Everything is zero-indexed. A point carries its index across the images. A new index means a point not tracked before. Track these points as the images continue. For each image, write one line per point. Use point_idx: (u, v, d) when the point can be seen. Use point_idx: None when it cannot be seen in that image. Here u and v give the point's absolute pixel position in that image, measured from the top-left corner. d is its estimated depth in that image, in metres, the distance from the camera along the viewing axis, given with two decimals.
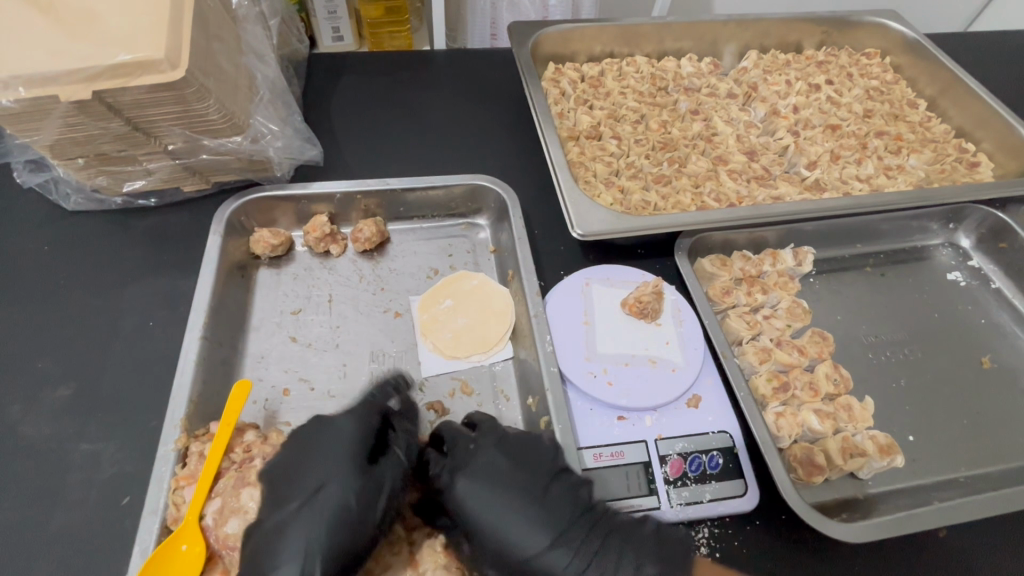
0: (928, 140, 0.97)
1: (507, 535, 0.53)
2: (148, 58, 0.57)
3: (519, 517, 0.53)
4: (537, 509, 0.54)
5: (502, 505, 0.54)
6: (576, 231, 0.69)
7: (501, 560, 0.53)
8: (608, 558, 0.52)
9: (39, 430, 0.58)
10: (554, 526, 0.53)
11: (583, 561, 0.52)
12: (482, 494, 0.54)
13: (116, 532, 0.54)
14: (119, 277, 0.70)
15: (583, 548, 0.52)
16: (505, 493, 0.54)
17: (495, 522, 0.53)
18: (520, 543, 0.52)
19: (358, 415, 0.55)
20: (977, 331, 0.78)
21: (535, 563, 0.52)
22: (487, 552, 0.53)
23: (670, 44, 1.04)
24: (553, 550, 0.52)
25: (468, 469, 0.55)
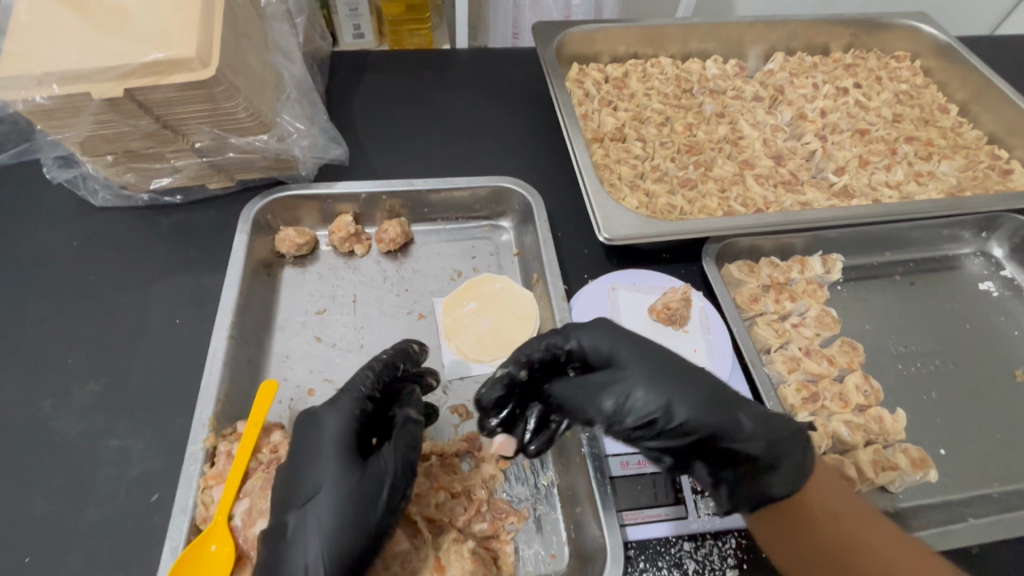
0: (959, 146, 0.95)
1: (663, 375, 0.51)
2: (179, 57, 0.57)
3: (664, 363, 0.52)
4: (677, 362, 0.53)
5: (646, 353, 0.53)
6: (603, 234, 0.69)
7: (654, 397, 0.50)
8: (751, 417, 0.50)
9: (68, 426, 0.59)
10: (696, 376, 0.52)
11: (727, 410, 0.50)
12: (629, 341, 0.54)
13: (145, 529, 0.54)
14: (146, 273, 0.71)
15: (725, 400, 0.51)
16: (641, 341, 0.55)
17: (641, 364, 0.52)
18: (666, 385, 0.51)
19: (345, 408, 0.52)
20: (1010, 343, 0.76)
21: (680, 407, 0.50)
22: (629, 392, 0.50)
23: (695, 45, 1.03)
24: (698, 394, 0.50)
25: (604, 326, 0.55)
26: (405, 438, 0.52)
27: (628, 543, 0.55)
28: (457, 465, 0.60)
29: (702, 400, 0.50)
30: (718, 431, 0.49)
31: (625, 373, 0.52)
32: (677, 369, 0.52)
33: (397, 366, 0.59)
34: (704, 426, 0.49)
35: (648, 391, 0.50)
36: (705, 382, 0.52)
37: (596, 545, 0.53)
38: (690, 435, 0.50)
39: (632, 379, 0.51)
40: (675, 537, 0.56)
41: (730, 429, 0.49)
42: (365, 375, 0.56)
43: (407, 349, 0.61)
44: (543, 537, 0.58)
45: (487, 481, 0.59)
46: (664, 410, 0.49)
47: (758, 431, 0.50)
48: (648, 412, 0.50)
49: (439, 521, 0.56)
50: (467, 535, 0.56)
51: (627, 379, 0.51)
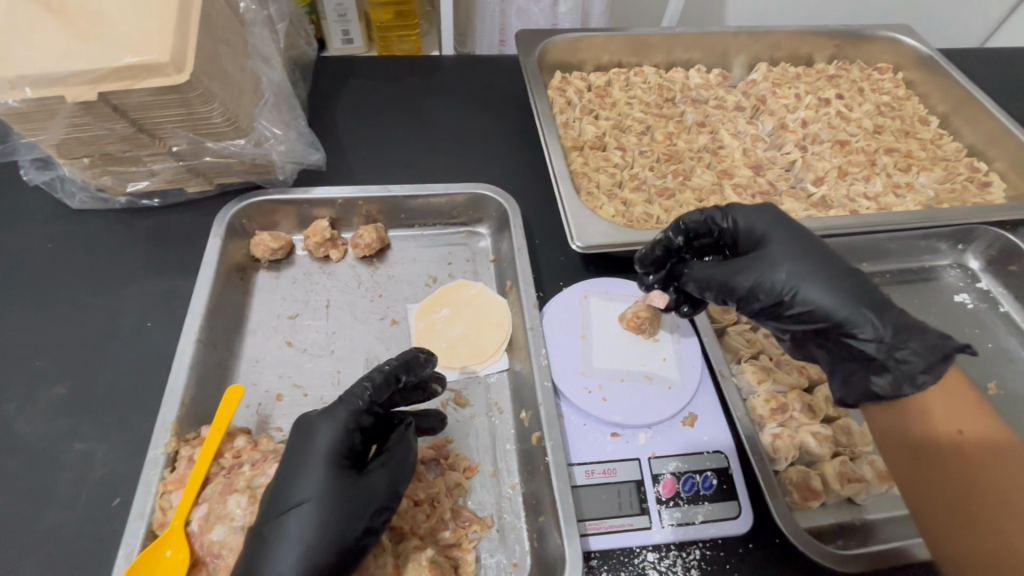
0: (939, 158, 0.95)
1: (813, 268, 0.56)
2: (152, 61, 0.57)
3: (811, 250, 0.57)
4: (826, 252, 0.57)
5: (797, 241, 0.58)
6: (575, 242, 0.69)
7: (792, 285, 0.55)
8: (877, 311, 0.53)
9: (34, 428, 0.59)
10: (835, 271, 0.55)
11: (850, 300, 0.53)
12: (788, 231, 0.59)
13: (104, 533, 0.54)
14: (120, 276, 0.71)
15: (857, 288, 0.54)
16: (804, 234, 0.58)
17: (787, 250, 0.57)
18: (810, 276, 0.55)
19: (341, 423, 0.52)
20: (983, 356, 0.76)
21: (807, 291, 0.55)
22: (767, 270, 0.56)
23: (679, 54, 1.03)
24: (832, 283, 0.54)
25: (769, 214, 0.61)
26: (397, 460, 0.53)
27: (590, 553, 0.55)
28: (422, 472, 0.60)
29: (837, 295, 0.54)
30: (838, 315, 0.53)
31: (771, 255, 0.57)
32: (824, 259, 0.56)
33: (398, 378, 0.56)
34: (826, 308, 0.54)
35: (788, 277, 0.55)
36: (850, 282, 0.54)
37: (557, 554, 0.53)
38: (812, 314, 0.54)
39: (775, 268, 0.56)
40: (637, 548, 0.56)
41: (847, 312, 0.53)
42: (365, 385, 0.54)
43: (411, 359, 0.58)
44: (506, 546, 0.58)
45: (451, 489, 0.59)
46: (794, 292, 0.55)
47: (872, 317, 0.52)
48: (780, 291, 0.55)
49: (400, 529, 0.56)
50: (429, 543, 0.56)
51: (769, 262, 0.57)
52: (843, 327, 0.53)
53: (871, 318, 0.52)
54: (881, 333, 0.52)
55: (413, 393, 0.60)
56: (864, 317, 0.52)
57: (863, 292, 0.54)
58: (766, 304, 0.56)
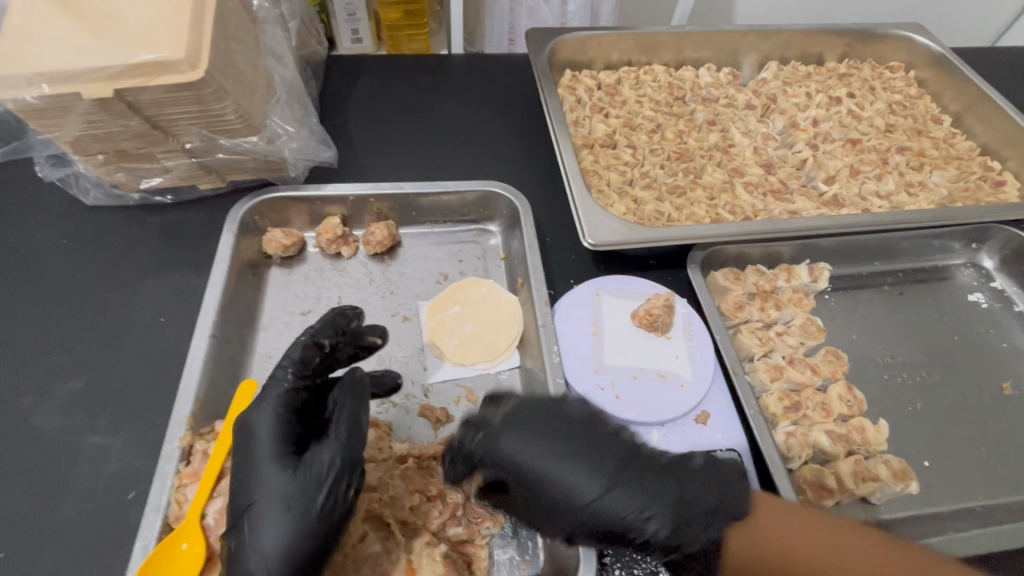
0: (952, 157, 0.95)
1: (599, 496, 0.47)
2: (168, 58, 0.58)
3: (559, 447, 0.49)
4: (600, 448, 0.49)
5: (559, 449, 0.49)
6: (587, 240, 0.69)
7: (592, 523, 0.48)
8: (710, 521, 0.47)
9: (51, 421, 0.59)
10: (619, 482, 0.48)
11: (645, 505, 0.47)
12: (524, 442, 0.49)
13: (120, 527, 0.54)
14: (134, 272, 0.71)
15: (656, 486, 0.48)
16: (547, 439, 0.49)
17: (540, 466, 0.48)
18: (602, 501, 0.47)
19: (269, 408, 0.52)
20: (997, 356, 0.76)
21: (610, 510, 0.47)
22: (556, 499, 0.48)
23: (689, 53, 1.03)
24: (620, 496, 0.47)
25: (513, 424, 0.50)
26: (345, 424, 0.52)
27: (604, 550, 0.55)
28: (435, 468, 0.60)
29: (625, 514, 0.47)
30: (665, 527, 0.46)
31: (531, 480, 0.49)
32: (605, 461, 0.49)
33: (321, 344, 0.58)
34: (640, 524, 0.47)
35: (591, 516, 0.47)
36: (634, 496, 0.47)
37: (570, 551, 0.53)
38: (648, 535, 0.47)
39: (557, 504, 0.48)
40: None
41: (658, 518, 0.47)
42: (286, 363, 0.56)
43: (331, 322, 0.59)
44: (519, 543, 0.57)
45: None
46: (589, 526, 0.48)
47: (715, 515, 0.47)
48: (563, 524, 0.48)
49: (412, 524, 0.56)
50: (442, 539, 0.56)
51: (543, 488, 0.48)
52: (677, 539, 0.47)
53: (677, 525, 0.47)
54: (702, 542, 0.47)
55: (356, 353, 0.63)
56: (672, 523, 0.46)
57: (654, 502, 0.47)
58: (596, 532, 0.48)
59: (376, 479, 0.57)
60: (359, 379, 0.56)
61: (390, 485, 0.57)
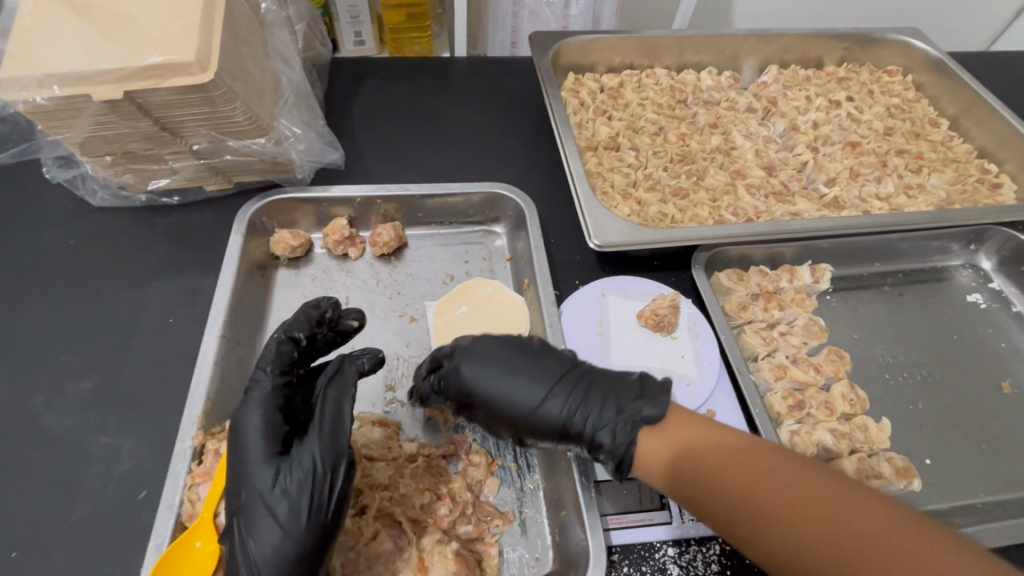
0: (950, 160, 0.96)
1: (530, 405, 0.54)
2: (178, 60, 0.58)
3: (500, 367, 0.56)
4: (540, 364, 0.56)
5: (504, 362, 0.56)
6: (593, 241, 0.69)
7: (530, 426, 0.54)
8: (620, 417, 0.51)
9: (61, 421, 0.59)
10: (546, 388, 0.54)
11: (568, 406, 0.53)
12: (469, 361, 0.57)
13: (132, 526, 0.54)
14: (142, 273, 0.72)
15: (588, 389, 0.54)
16: (491, 358, 0.57)
17: (486, 378, 0.56)
18: (531, 407, 0.54)
19: (252, 413, 0.53)
20: (996, 355, 0.77)
21: (543, 414, 0.54)
22: (503, 406, 0.55)
23: (690, 57, 1.04)
24: (545, 401, 0.54)
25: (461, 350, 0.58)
26: (327, 419, 0.52)
27: (612, 547, 0.56)
28: (443, 467, 0.61)
29: (552, 414, 0.53)
30: (594, 424, 0.52)
31: (482, 391, 0.56)
32: (542, 373, 0.56)
33: (296, 337, 0.58)
34: (575, 419, 0.53)
35: (528, 420, 0.54)
36: (560, 402, 0.54)
37: (579, 549, 0.54)
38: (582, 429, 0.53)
39: (501, 411, 0.55)
40: (658, 543, 0.56)
41: (590, 413, 0.52)
42: (264, 361, 0.56)
43: (307, 316, 0.59)
44: (528, 541, 0.58)
45: (472, 485, 0.60)
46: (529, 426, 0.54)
47: (622, 406, 0.52)
48: (512, 426, 0.55)
49: (423, 522, 0.56)
50: (452, 537, 0.56)
51: (490, 396, 0.55)
52: (603, 434, 0.52)
53: (604, 424, 0.52)
54: (616, 438, 0.51)
55: (334, 338, 0.63)
56: (601, 420, 0.52)
57: (578, 405, 0.53)
58: (541, 431, 0.54)
59: (386, 477, 0.58)
60: (339, 371, 0.56)
61: (401, 483, 0.58)
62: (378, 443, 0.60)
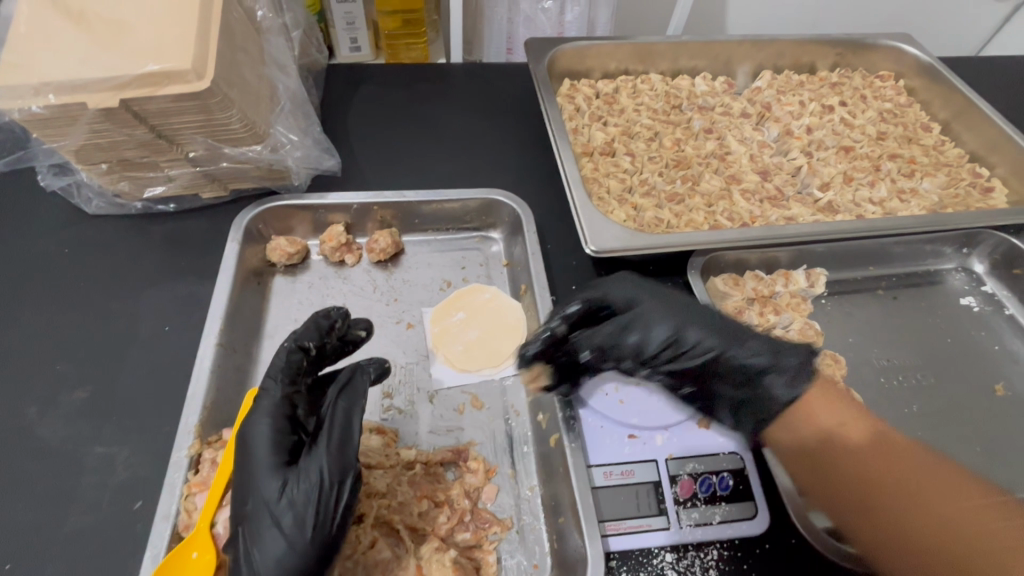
0: (941, 164, 0.97)
1: (688, 326, 0.64)
2: (175, 69, 0.58)
3: (661, 299, 0.65)
4: (687, 303, 0.66)
5: (660, 298, 0.65)
6: (589, 246, 0.70)
7: (683, 342, 0.63)
8: (743, 343, 0.64)
9: (55, 432, 0.59)
10: (693, 316, 0.64)
11: (714, 331, 0.64)
12: (639, 289, 0.66)
13: (127, 537, 0.54)
14: (138, 281, 0.71)
15: (723, 325, 0.65)
16: (651, 290, 0.67)
17: (650, 306, 0.65)
18: (688, 325, 0.64)
19: (260, 423, 0.53)
20: (990, 358, 0.77)
21: (693, 335, 0.63)
22: (660, 331, 0.63)
23: (684, 62, 1.05)
24: (702, 323, 0.64)
25: (625, 281, 0.68)
26: (336, 431, 0.52)
27: (610, 554, 0.56)
28: (441, 474, 0.61)
29: (703, 334, 0.63)
30: (733, 350, 0.63)
31: (644, 317, 0.64)
32: (692, 312, 0.65)
33: (305, 347, 0.58)
34: (721, 348, 0.63)
35: (682, 337, 0.63)
36: (708, 327, 0.64)
37: (578, 555, 0.54)
38: (747, 360, 0.63)
39: (660, 328, 0.63)
40: (656, 548, 0.56)
41: (728, 338, 0.64)
42: (274, 371, 0.56)
43: (316, 324, 0.59)
44: (526, 548, 0.58)
45: (470, 491, 0.60)
46: (681, 341, 0.63)
47: (745, 338, 0.64)
48: (661, 349, 0.63)
49: (421, 530, 0.57)
50: (450, 544, 0.56)
51: (648, 322, 0.64)
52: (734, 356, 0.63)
53: (761, 356, 0.63)
54: (748, 357, 0.63)
55: (344, 348, 0.62)
56: (744, 351, 0.63)
57: (720, 332, 0.64)
58: (692, 347, 0.63)
59: (384, 485, 0.58)
60: (350, 382, 0.57)
61: (398, 491, 0.58)
62: (376, 451, 0.60)
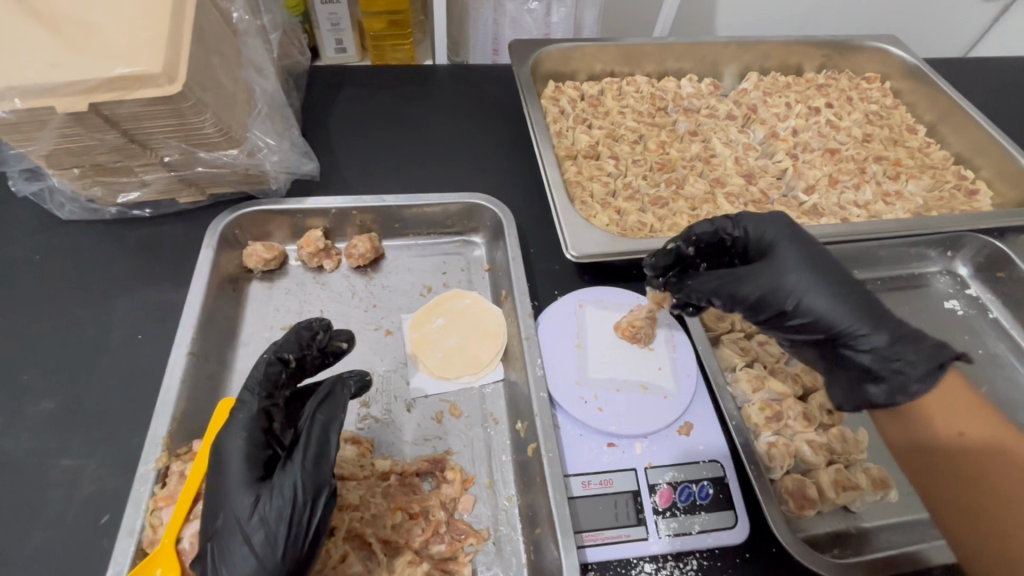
0: (927, 166, 0.97)
1: (821, 284, 0.54)
2: (145, 72, 0.57)
3: (809, 255, 0.56)
4: (837, 267, 0.56)
5: (811, 249, 0.57)
6: (570, 252, 0.69)
7: (799, 299, 0.54)
8: (883, 328, 0.52)
9: (21, 444, 0.58)
10: (838, 283, 0.55)
11: (852, 305, 0.53)
12: (787, 237, 0.58)
13: (93, 551, 0.53)
14: (110, 288, 0.70)
15: (870, 305, 0.54)
16: (809, 245, 0.57)
17: (792, 251, 0.56)
18: (818, 288, 0.54)
19: (235, 435, 0.52)
20: (973, 362, 0.77)
21: (816, 299, 0.54)
22: (788, 279, 0.55)
23: (671, 64, 1.04)
24: (836, 293, 0.54)
25: (773, 223, 0.59)
26: (312, 446, 0.51)
27: (588, 565, 0.55)
28: (417, 484, 0.60)
29: (833, 301, 0.54)
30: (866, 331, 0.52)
31: (781, 261, 0.56)
32: (834, 280, 0.55)
33: (286, 359, 0.58)
34: (850, 323, 0.53)
35: (806, 292, 0.54)
36: (850, 296, 0.54)
37: (554, 568, 0.53)
38: (861, 342, 0.53)
39: (787, 278, 0.55)
40: (635, 559, 0.56)
41: (866, 318, 0.53)
42: (251, 382, 0.55)
43: (298, 336, 0.59)
44: (503, 560, 0.57)
45: (447, 503, 0.59)
46: (800, 299, 0.54)
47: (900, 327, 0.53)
48: (783, 303, 0.55)
49: (395, 542, 0.57)
50: (425, 557, 0.56)
51: (780, 266, 0.56)
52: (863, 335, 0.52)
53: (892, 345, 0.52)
54: (876, 344, 0.52)
55: (324, 360, 0.62)
56: (878, 334, 0.52)
57: (859, 306, 0.53)
58: (807, 311, 0.54)
59: (357, 497, 0.57)
60: (331, 394, 0.56)
61: (372, 504, 0.57)
62: (350, 462, 0.59)
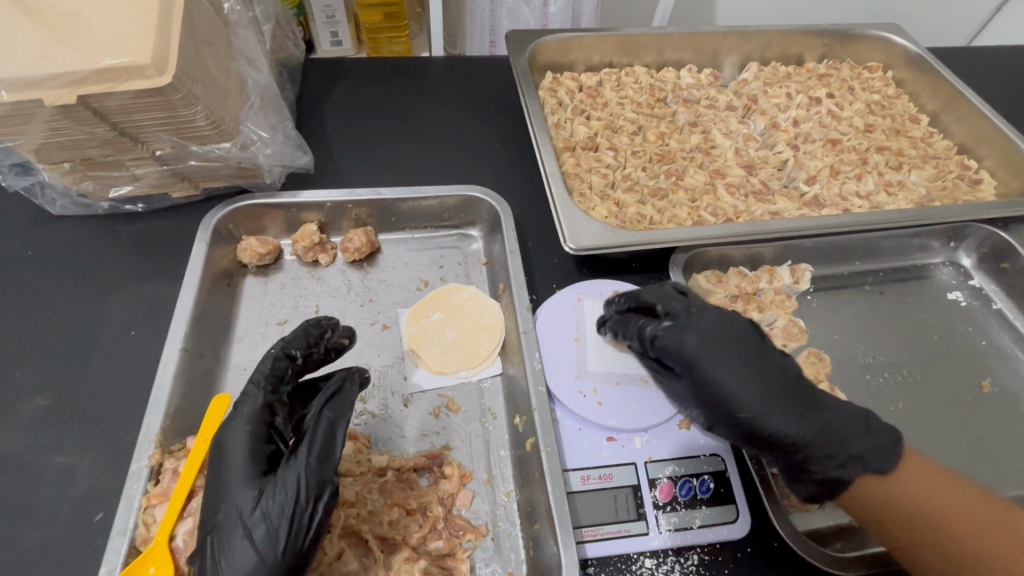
0: (929, 156, 0.96)
1: (746, 402, 0.56)
2: (133, 63, 0.55)
3: (735, 372, 0.58)
4: (771, 379, 0.58)
5: (733, 354, 0.59)
6: (569, 244, 0.68)
7: (735, 421, 0.57)
8: (823, 442, 0.55)
9: (13, 442, 0.57)
10: (773, 400, 0.57)
11: (787, 424, 0.56)
12: (708, 353, 0.59)
13: (86, 549, 0.52)
14: (103, 284, 0.69)
15: (808, 419, 0.56)
16: (732, 358, 0.58)
17: (721, 368, 0.58)
18: (753, 411, 0.56)
19: (240, 428, 0.51)
20: (977, 354, 0.76)
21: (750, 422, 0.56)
22: (727, 402, 0.57)
23: (669, 54, 1.03)
24: (771, 413, 0.56)
25: (695, 334, 0.59)
26: (318, 442, 0.50)
27: (587, 560, 0.54)
28: (415, 480, 0.60)
29: (766, 423, 0.56)
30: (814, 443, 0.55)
31: (706, 385, 0.58)
32: (769, 392, 0.57)
33: (292, 355, 0.58)
34: (798, 436, 0.55)
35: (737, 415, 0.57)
36: (782, 409, 0.56)
37: (553, 563, 0.52)
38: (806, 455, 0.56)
39: (714, 398, 0.58)
40: (634, 554, 0.55)
41: (806, 438, 0.55)
42: (257, 376, 0.55)
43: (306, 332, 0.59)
44: (501, 556, 0.57)
45: (444, 498, 0.59)
46: (733, 424, 0.57)
47: (841, 441, 0.56)
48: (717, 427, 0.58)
49: (392, 539, 0.56)
50: (422, 553, 0.56)
51: (713, 387, 0.58)
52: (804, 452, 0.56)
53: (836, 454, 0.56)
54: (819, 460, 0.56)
55: (327, 357, 0.62)
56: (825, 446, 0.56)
57: (795, 422, 0.56)
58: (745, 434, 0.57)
59: (353, 493, 0.57)
60: (341, 392, 0.55)
61: (368, 500, 0.57)
62: (347, 458, 0.59)
